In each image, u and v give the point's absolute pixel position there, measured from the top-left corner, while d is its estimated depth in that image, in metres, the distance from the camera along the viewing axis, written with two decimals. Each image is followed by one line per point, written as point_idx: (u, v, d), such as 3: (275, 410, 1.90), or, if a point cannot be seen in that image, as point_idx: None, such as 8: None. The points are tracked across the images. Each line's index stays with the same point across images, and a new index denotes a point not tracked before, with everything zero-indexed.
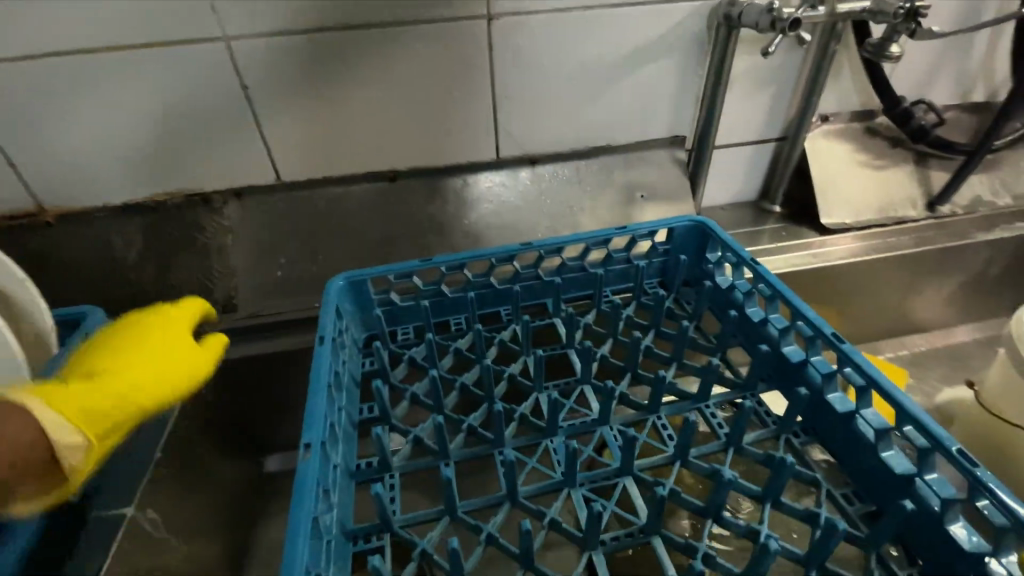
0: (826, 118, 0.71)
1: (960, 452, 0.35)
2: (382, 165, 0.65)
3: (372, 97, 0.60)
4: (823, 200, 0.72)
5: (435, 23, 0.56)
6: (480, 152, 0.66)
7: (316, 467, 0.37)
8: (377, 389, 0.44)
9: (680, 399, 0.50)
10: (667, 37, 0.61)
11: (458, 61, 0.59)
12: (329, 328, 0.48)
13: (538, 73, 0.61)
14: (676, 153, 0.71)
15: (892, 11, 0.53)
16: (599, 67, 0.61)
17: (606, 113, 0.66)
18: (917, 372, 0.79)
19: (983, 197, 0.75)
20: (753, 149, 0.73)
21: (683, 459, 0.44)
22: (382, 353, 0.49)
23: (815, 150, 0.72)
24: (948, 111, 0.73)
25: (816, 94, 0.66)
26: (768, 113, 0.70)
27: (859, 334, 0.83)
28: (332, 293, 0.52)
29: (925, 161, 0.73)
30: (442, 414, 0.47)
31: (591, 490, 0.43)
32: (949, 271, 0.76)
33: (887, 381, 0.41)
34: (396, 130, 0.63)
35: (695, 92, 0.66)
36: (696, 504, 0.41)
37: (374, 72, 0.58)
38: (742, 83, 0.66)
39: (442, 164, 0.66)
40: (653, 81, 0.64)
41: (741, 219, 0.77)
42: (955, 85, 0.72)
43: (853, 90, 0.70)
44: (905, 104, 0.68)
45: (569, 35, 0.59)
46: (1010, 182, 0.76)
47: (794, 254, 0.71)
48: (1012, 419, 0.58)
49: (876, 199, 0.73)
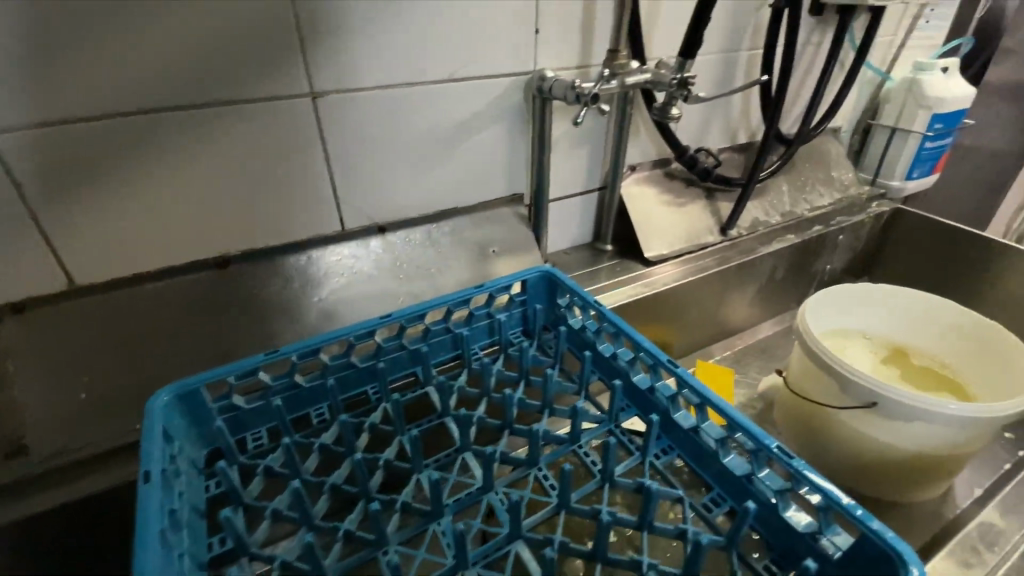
0: (633, 168, 0.83)
1: (779, 448, 0.42)
2: (211, 252, 0.58)
3: (187, 183, 0.54)
4: (643, 236, 0.83)
5: (255, 102, 0.53)
6: (325, 226, 0.63)
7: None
8: (227, 518, 0.38)
9: (557, 445, 0.52)
10: (491, 108, 0.66)
11: (287, 139, 0.56)
12: (156, 459, 0.42)
13: (374, 146, 0.61)
14: (517, 209, 0.76)
15: (668, 81, 0.64)
16: (433, 138, 0.64)
17: (447, 178, 0.68)
18: (741, 368, 0.93)
19: (760, 218, 0.93)
20: (581, 199, 0.81)
21: (567, 507, 0.45)
22: (228, 472, 0.43)
23: (630, 196, 0.83)
24: (723, 152, 0.90)
25: (623, 150, 0.76)
26: (588, 168, 0.79)
27: (694, 344, 0.95)
28: (155, 415, 0.45)
29: (713, 195, 0.89)
30: (313, 526, 0.42)
31: (484, 567, 0.42)
32: (746, 281, 0.92)
33: (716, 396, 0.47)
34: (223, 214, 0.57)
35: (525, 153, 0.72)
36: (585, 550, 0.42)
37: (189, 156, 0.53)
38: (562, 143, 0.74)
39: (284, 243, 0.62)
40: (486, 146, 0.68)
41: (583, 261, 0.85)
42: (723, 132, 0.89)
43: (649, 144, 0.82)
44: (689, 152, 0.82)
45: (397, 109, 0.61)
46: (775, 205, 0.95)
47: (629, 286, 0.80)
48: (814, 398, 0.71)
49: (684, 230, 0.86)
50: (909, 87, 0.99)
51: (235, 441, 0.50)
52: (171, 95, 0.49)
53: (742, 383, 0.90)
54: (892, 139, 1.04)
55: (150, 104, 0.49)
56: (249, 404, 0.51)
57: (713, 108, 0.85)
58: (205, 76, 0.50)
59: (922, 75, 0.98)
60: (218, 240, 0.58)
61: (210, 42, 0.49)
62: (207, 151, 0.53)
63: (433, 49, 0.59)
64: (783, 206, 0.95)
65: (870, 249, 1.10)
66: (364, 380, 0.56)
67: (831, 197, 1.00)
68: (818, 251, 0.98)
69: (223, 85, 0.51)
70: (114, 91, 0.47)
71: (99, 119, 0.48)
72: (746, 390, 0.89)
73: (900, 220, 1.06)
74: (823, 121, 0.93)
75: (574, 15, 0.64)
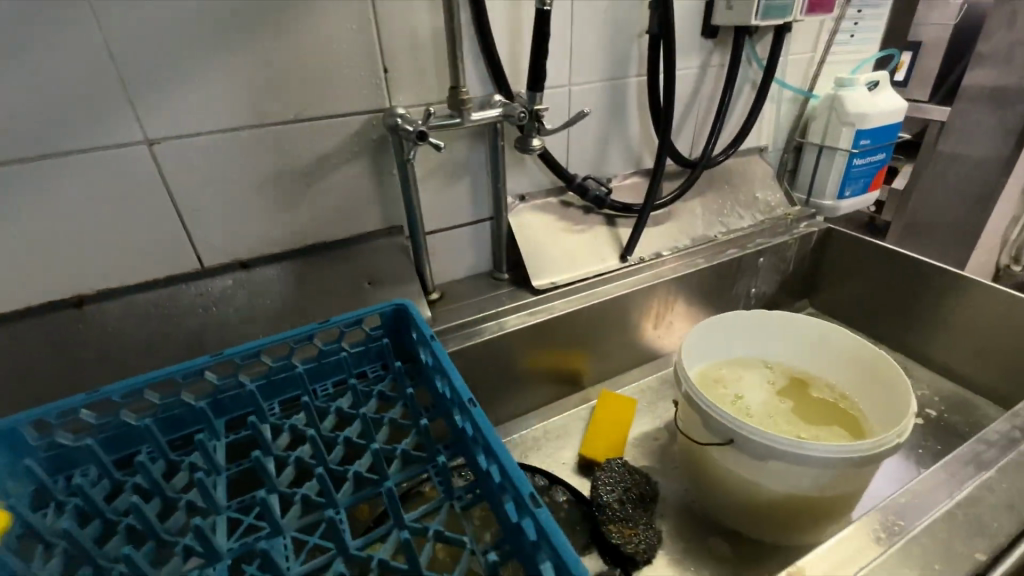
0: (522, 197, 0.82)
1: (530, 495, 0.41)
2: (63, 292, 0.60)
3: (28, 229, 0.56)
4: (531, 265, 0.81)
5: (88, 151, 0.55)
6: (184, 265, 0.65)
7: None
8: None
9: (368, 485, 0.52)
10: (349, 145, 0.67)
11: (128, 184, 0.58)
12: None
13: (225, 186, 0.63)
14: (395, 241, 0.76)
15: (516, 114, 0.65)
16: (288, 176, 0.65)
17: (312, 214, 0.69)
18: (652, 397, 0.91)
19: (667, 242, 0.91)
20: (469, 229, 0.81)
21: (343, 553, 0.45)
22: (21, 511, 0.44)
23: (521, 224, 0.82)
24: (627, 177, 0.89)
25: (501, 179, 0.76)
26: (472, 198, 0.79)
27: (606, 372, 0.93)
28: None
29: (614, 221, 0.87)
30: (91, 566, 0.44)
31: None
32: (655, 308, 0.90)
33: (500, 441, 0.46)
34: (71, 256, 0.59)
35: (395, 188, 0.73)
36: None
37: (24, 203, 0.55)
38: (437, 175, 0.75)
39: (140, 281, 0.64)
40: (350, 181, 0.69)
41: (477, 290, 0.84)
42: (625, 157, 0.88)
43: (538, 172, 0.82)
44: (578, 179, 0.81)
45: (244, 150, 0.62)
46: (686, 229, 0.93)
47: (514, 316, 0.79)
48: (690, 436, 0.68)
49: (582, 257, 0.84)
50: (831, 104, 0.96)
51: (52, 478, 0.51)
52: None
53: (649, 413, 0.88)
54: (819, 158, 1.02)
55: None
56: (70, 442, 0.52)
57: (607, 132, 0.84)
58: (29, 128, 0.52)
59: (843, 91, 0.96)
60: (70, 281, 0.60)
61: (29, 96, 0.51)
62: (44, 197, 0.55)
63: (272, 91, 0.60)
64: (695, 231, 0.93)
65: (804, 271, 1.06)
66: (196, 420, 0.56)
67: (750, 219, 0.98)
68: (736, 275, 0.95)
69: (51, 136, 0.53)
70: None
71: None
72: (652, 421, 0.87)
73: (832, 241, 1.02)
74: (729, 149, 0.93)
75: (425, 52, 0.65)
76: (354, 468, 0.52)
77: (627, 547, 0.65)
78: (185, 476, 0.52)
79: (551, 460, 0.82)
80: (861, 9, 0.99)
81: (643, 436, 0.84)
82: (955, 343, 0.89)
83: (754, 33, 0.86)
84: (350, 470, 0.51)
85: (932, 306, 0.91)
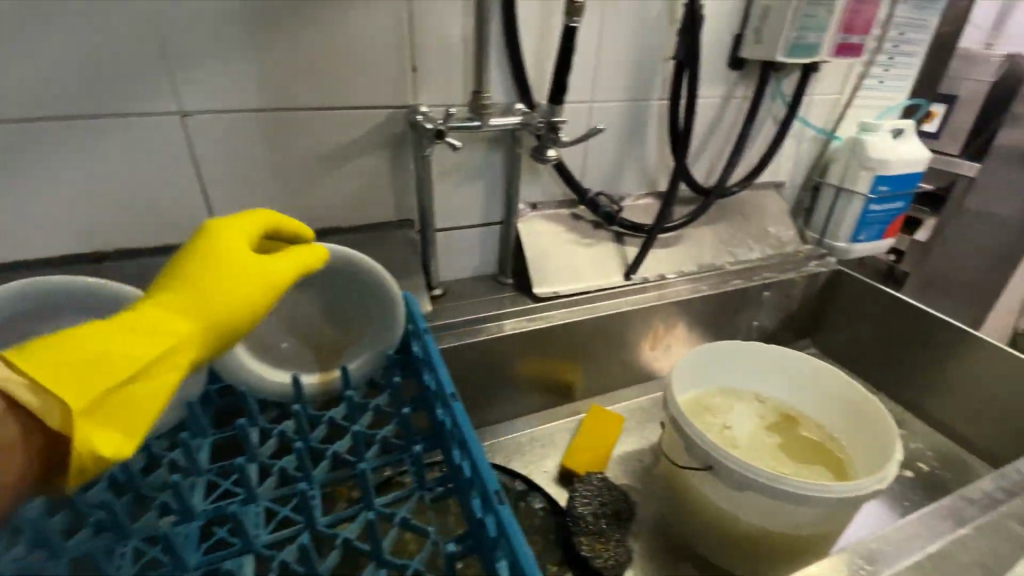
0: (533, 206, 0.84)
1: (497, 493, 0.42)
2: (87, 248, 0.63)
3: (58, 184, 0.59)
4: (535, 272, 0.83)
5: (123, 117, 0.58)
6: (200, 233, 0.67)
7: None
8: None
9: (343, 466, 0.53)
10: (369, 138, 0.69)
11: (156, 151, 0.61)
12: None
13: (247, 162, 0.65)
14: (405, 234, 0.77)
15: (535, 123, 0.67)
16: (308, 159, 0.68)
17: (328, 199, 0.71)
18: (641, 416, 0.91)
19: (674, 265, 0.91)
20: (479, 230, 0.83)
21: (309, 526, 0.46)
22: None
23: (529, 231, 0.83)
24: (639, 198, 0.90)
25: (514, 185, 0.77)
26: (485, 200, 0.81)
27: (598, 386, 0.94)
28: None
29: (621, 238, 0.88)
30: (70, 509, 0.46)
31: (208, 571, 0.44)
32: (654, 329, 0.91)
33: (474, 437, 0.47)
34: (96, 214, 0.62)
35: (410, 182, 0.75)
36: (304, 570, 0.43)
37: (58, 159, 0.58)
38: (451, 177, 0.76)
39: (158, 245, 0.66)
40: (366, 172, 0.71)
41: (479, 291, 0.85)
42: (639, 177, 0.89)
43: (551, 183, 0.83)
44: (590, 194, 0.82)
45: (266, 130, 0.64)
46: (694, 253, 0.93)
47: (511, 318, 0.80)
48: (675, 459, 0.68)
49: (584, 269, 0.85)
50: (853, 147, 0.98)
51: None
52: (39, 105, 0.55)
53: (637, 434, 0.88)
54: (835, 200, 1.02)
55: (19, 111, 0.55)
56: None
57: (625, 148, 0.85)
58: (69, 89, 0.55)
59: (866, 135, 0.96)
60: (90, 235, 0.63)
61: (76, 58, 0.54)
62: (77, 156, 0.58)
63: (298, 76, 0.62)
64: (702, 257, 0.93)
65: (809, 311, 1.05)
66: (160, 401, 0.54)
67: (759, 251, 0.98)
68: (737, 306, 0.95)
69: (91, 100, 0.56)
70: None
71: None
72: (638, 439, 0.87)
73: (840, 284, 1.02)
74: (745, 180, 0.93)
75: (451, 54, 0.67)
76: (332, 448, 0.53)
77: (597, 561, 0.64)
78: (169, 424, 0.53)
79: (534, 468, 0.82)
80: (904, 30, 0.98)
81: (626, 453, 0.84)
82: (957, 402, 0.88)
83: (780, 69, 0.87)
84: (329, 449, 0.53)
85: (937, 362, 0.89)
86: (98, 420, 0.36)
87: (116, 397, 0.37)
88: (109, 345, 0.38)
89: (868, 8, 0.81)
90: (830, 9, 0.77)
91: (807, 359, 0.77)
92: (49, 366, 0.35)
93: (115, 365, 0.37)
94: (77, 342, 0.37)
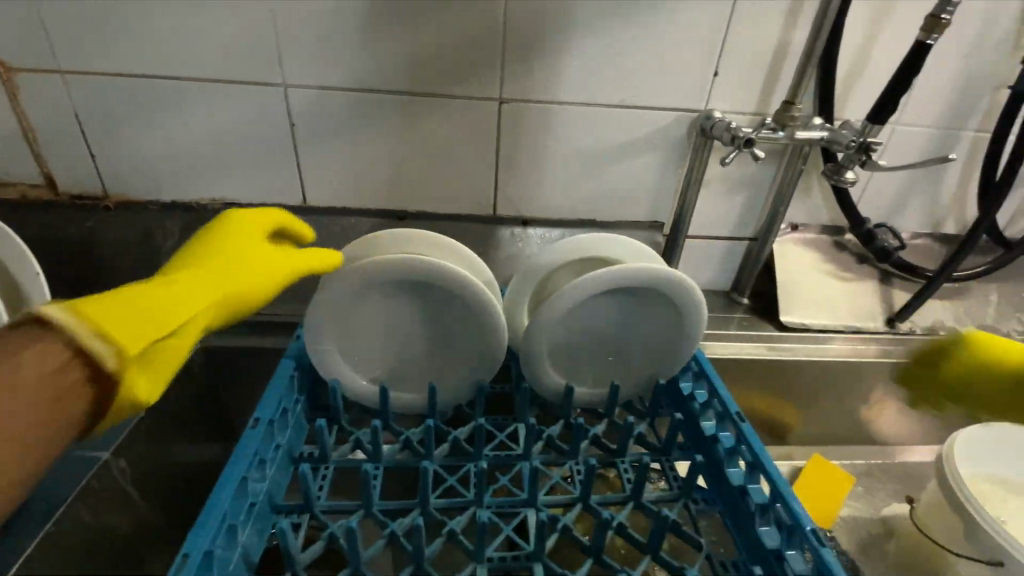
0: (795, 226, 0.77)
1: (813, 531, 0.39)
2: (394, 205, 0.73)
3: (391, 148, 0.69)
4: (784, 298, 0.77)
5: (455, 97, 0.66)
6: (481, 207, 0.74)
7: (256, 440, 0.44)
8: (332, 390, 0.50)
9: (603, 453, 0.53)
10: (650, 138, 0.70)
11: (470, 130, 0.68)
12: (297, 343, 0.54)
13: (539, 147, 0.70)
14: (654, 236, 0.77)
15: (844, 142, 0.61)
16: (591, 152, 0.71)
17: (595, 192, 0.74)
18: (870, 482, 0.80)
19: (947, 321, 0.78)
20: (726, 244, 0.79)
21: (585, 501, 0.47)
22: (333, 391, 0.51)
23: (784, 254, 0.78)
24: (916, 238, 0.79)
25: (786, 202, 0.72)
26: (742, 215, 0.76)
27: (819, 435, 0.85)
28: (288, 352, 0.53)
29: (889, 279, 0.78)
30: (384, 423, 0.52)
31: (497, 513, 0.47)
32: (906, 388, 0.79)
33: (773, 463, 0.44)
34: (409, 176, 0.71)
35: (675, 186, 0.74)
36: (583, 542, 0.44)
37: (399, 127, 0.68)
38: (715, 185, 0.74)
39: (446, 211, 0.74)
40: (637, 170, 0.73)
41: (711, 306, 0.82)
42: (924, 214, 0.78)
43: (823, 207, 0.76)
44: (869, 225, 0.73)
45: (565, 121, 0.68)
46: (975, 312, 0.79)
47: (751, 343, 0.76)
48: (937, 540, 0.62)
49: (837, 307, 0.77)
50: None
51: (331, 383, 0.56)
52: (401, 80, 0.65)
53: (863, 500, 0.77)
54: None
55: (386, 84, 0.65)
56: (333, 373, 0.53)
57: (916, 180, 0.75)
58: (425, 69, 0.64)
59: None
60: (402, 194, 0.73)
61: (437, 43, 0.63)
62: (412, 125, 0.68)
63: (608, 73, 0.65)
64: (984, 319, 0.79)
65: None
66: (450, 372, 0.55)
67: None
68: None
69: (438, 81, 0.65)
70: (366, 73, 0.65)
71: (349, 89, 0.66)
72: (865, 505, 0.77)
73: None
74: None
75: (759, 63, 0.65)
76: (594, 431, 0.54)
77: None
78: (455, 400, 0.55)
79: None
80: None
81: (853, 520, 0.74)
82: None
83: None
84: (592, 430, 0.54)
85: None
86: (161, 348, 0.38)
87: (160, 350, 0.38)
88: (203, 290, 0.42)
89: None
90: None
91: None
92: (97, 300, 0.36)
93: (168, 308, 0.39)
94: (143, 295, 0.38)
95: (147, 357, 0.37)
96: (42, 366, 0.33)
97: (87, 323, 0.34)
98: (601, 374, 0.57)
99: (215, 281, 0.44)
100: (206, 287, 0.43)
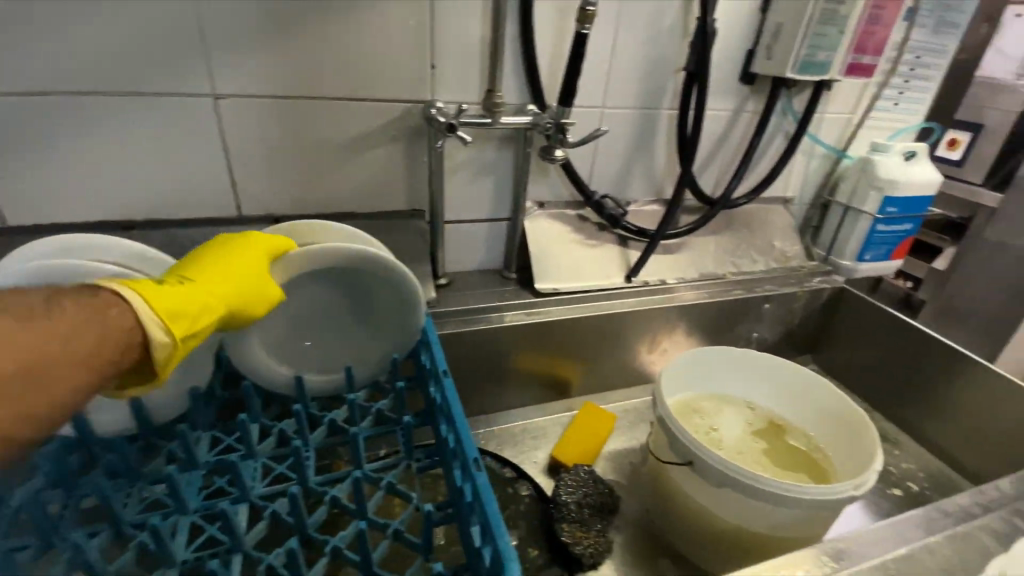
0: (541, 204, 0.86)
1: (478, 463, 0.44)
2: (119, 216, 0.68)
3: (98, 156, 0.64)
4: (540, 268, 0.85)
5: (163, 96, 0.63)
6: (226, 210, 0.72)
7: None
8: None
9: (338, 435, 0.55)
10: (388, 129, 0.73)
11: (190, 130, 0.66)
12: None
13: (273, 144, 0.69)
14: (416, 223, 0.80)
15: (543, 123, 0.70)
16: (331, 145, 0.72)
17: (346, 185, 0.75)
18: (636, 418, 0.92)
19: (676, 272, 0.93)
20: (487, 224, 0.85)
21: (299, 484, 0.48)
22: None
23: (536, 228, 0.86)
24: (646, 204, 0.92)
25: (524, 181, 0.80)
26: (494, 196, 0.83)
27: (596, 385, 0.95)
28: None
29: (626, 241, 0.90)
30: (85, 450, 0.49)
31: (205, 515, 0.46)
32: (654, 333, 0.92)
33: (460, 411, 0.49)
34: (129, 183, 0.66)
35: (424, 173, 0.78)
36: (290, 522, 0.46)
37: (101, 130, 0.63)
38: (462, 171, 0.79)
39: (185, 217, 0.70)
40: (383, 161, 0.75)
41: (485, 283, 0.88)
42: (647, 184, 0.91)
43: (562, 183, 0.85)
44: (596, 197, 0.84)
45: (294, 117, 0.68)
46: (698, 261, 0.95)
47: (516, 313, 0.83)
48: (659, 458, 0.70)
49: (586, 270, 0.87)
50: (862, 167, 0.99)
51: None
52: (89, 81, 0.60)
53: (628, 434, 0.89)
54: (843, 218, 1.03)
55: (73, 85, 0.60)
56: None
57: (633, 154, 0.87)
58: (118, 67, 0.60)
59: (876, 155, 0.98)
60: (126, 204, 0.68)
61: (125, 39, 0.59)
62: (118, 128, 0.63)
63: (325, 68, 0.67)
64: (705, 265, 0.95)
65: (811, 326, 1.06)
66: (159, 384, 0.53)
67: (764, 264, 0.99)
68: (738, 316, 0.97)
69: (137, 79, 0.61)
70: (44, 72, 0.58)
71: (25, 94, 0.59)
72: (630, 438, 0.89)
73: (842, 301, 1.02)
74: (752, 193, 0.96)
75: (469, 56, 0.71)
76: (327, 416, 0.56)
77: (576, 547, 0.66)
78: (175, 412, 0.54)
79: (525, 457, 0.84)
80: (918, 56, 0.99)
81: (617, 453, 0.85)
82: (951, 425, 0.88)
83: (790, 87, 0.89)
84: (326, 416, 0.56)
85: (933, 384, 0.89)
86: (189, 343, 0.43)
87: None
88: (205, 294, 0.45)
89: (881, 30, 0.84)
90: (842, 27, 0.80)
91: (804, 373, 0.78)
92: (153, 289, 0.41)
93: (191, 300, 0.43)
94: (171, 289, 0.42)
95: (157, 360, 0.40)
96: (111, 324, 0.37)
97: (151, 312, 0.39)
98: (333, 359, 0.60)
99: (227, 290, 0.46)
100: (219, 296, 0.46)
